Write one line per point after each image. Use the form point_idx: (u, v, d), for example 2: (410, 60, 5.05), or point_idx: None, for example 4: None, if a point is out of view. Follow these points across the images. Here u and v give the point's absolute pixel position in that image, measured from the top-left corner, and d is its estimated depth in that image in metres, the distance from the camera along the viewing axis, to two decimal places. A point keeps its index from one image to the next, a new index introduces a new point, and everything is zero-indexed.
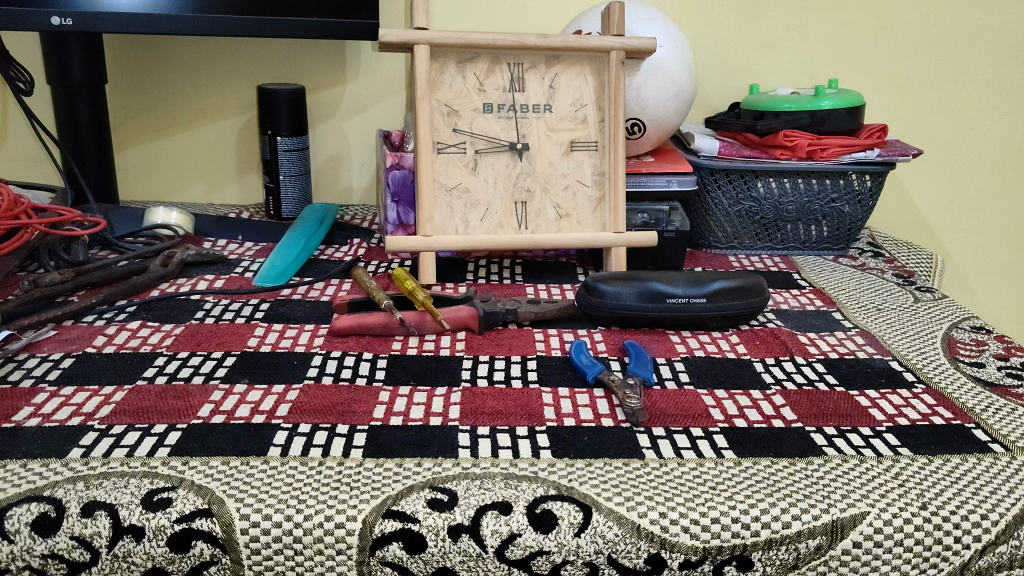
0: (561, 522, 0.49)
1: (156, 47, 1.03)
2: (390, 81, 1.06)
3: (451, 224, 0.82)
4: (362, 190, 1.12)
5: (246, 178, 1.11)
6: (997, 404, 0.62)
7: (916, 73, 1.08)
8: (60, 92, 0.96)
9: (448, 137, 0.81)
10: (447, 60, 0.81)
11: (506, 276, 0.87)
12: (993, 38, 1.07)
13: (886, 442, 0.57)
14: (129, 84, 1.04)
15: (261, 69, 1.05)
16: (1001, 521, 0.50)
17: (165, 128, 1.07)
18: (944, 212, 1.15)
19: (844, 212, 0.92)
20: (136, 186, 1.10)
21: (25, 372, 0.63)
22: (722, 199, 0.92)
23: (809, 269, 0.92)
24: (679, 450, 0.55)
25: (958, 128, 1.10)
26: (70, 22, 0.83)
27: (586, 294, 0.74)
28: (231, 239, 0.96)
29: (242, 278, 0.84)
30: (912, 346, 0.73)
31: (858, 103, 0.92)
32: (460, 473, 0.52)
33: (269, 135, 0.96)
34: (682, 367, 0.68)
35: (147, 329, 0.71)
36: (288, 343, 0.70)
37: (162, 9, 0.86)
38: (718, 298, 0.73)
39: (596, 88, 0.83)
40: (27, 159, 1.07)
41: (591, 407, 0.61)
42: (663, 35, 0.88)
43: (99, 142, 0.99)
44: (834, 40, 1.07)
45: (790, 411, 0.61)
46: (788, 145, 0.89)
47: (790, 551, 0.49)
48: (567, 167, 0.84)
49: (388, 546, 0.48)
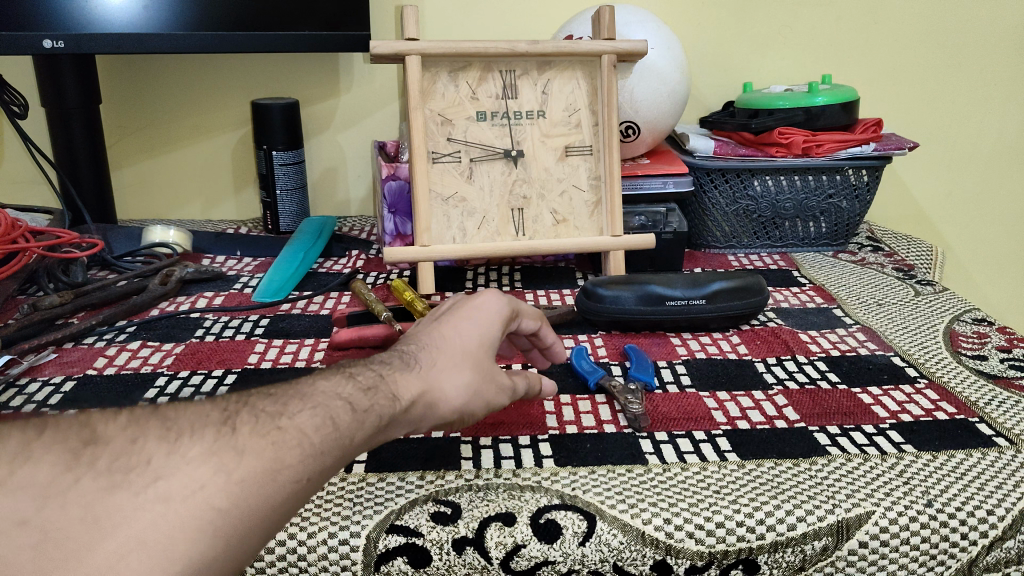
0: (565, 531, 0.49)
1: (150, 66, 1.03)
2: (383, 91, 1.06)
3: (448, 232, 0.82)
4: (359, 200, 1.13)
5: (243, 193, 1.11)
6: (1001, 398, 0.62)
7: (910, 65, 1.08)
8: (54, 113, 0.96)
9: (443, 146, 0.82)
10: (439, 69, 0.80)
11: (505, 283, 0.87)
12: (986, 29, 1.06)
13: (890, 439, 0.57)
14: (123, 104, 1.04)
15: (254, 85, 1.05)
16: (1008, 516, 0.50)
17: (159, 147, 1.07)
18: (943, 205, 1.15)
19: (842, 207, 0.92)
20: (134, 205, 1.10)
21: (27, 397, 0.63)
22: (719, 199, 0.92)
23: (808, 266, 0.92)
24: (681, 454, 0.55)
25: (955, 119, 1.10)
26: (61, 44, 0.84)
27: (586, 298, 0.74)
28: (229, 255, 0.96)
29: (241, 294, 0.84)
30: (914, 341, 0.72)
31: (853, 98, 0.91)
32: (462, 485, 0.52)
33: (264, 150, 0.96)
34: (683, 369, 0.68)
35: (147, 349, 0.71)
36: (289, 358, 0.70)
37: (153, 28, 0.86)
38: (717, 299, 0.73)
39: (589, 92, 0.83)
40: (24, 181, 1.07)
41: (593, 414, 0.61)
42: (654, 37, 0.88)
43: (95, 163, 0.99)
44: (826, 36, 1.06)
45: (792, 410, 0.61)
46: (783, 142, 0.88)
47: (796, 553, 0.49)
48: (563, 172, 0.84)
49: (393, 561, 0.48)
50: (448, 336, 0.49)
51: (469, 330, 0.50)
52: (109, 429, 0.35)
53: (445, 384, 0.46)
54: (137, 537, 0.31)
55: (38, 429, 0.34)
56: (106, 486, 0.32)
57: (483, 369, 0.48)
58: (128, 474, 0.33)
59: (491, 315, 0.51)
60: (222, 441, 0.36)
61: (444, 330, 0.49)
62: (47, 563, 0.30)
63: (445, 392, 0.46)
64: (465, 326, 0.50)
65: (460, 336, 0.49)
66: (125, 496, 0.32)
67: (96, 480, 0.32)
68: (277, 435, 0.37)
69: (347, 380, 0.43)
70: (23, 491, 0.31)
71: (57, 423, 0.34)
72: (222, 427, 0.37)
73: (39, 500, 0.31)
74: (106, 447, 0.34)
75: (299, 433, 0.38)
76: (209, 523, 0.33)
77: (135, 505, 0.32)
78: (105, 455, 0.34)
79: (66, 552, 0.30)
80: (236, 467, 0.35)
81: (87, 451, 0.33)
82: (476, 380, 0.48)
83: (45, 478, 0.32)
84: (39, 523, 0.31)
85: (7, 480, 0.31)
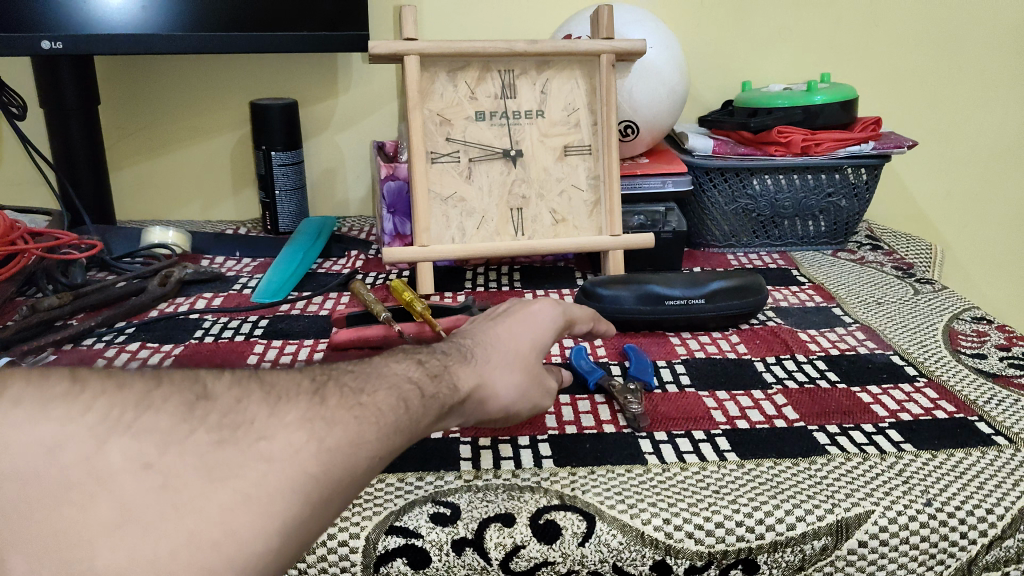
0: (564, 532, 0.49)
1: (148, 66, 1.03)
2: (381, 91, 1.06)
3: (447, 233, 0.82)
4: (359, 201, 1.13)
5: (242, 194, 1.11)
6: (1000, 396, 0.62)
7: (910, 63, 1.08)
8: (53, 114, 0.96)
9: (442, 146, 0.81)
10: (437, 69, 0.80)
11: (504, 283, 0.87)
12: (985, 27, 1.06)
13: (889, 438, 0.57)
14: (122, 105, 1.04)
15: (252, 85, 1.05)
16: (1007, 516, 0.50)
17: (158, 147, 1.07)
18: (943, 203, 1.15)
19: (842, 205, 0.92)
20: (133, 205, 1.10)
21: None
22: (718, 198, 0.92)
23: (807, 265, 0.92)
24: (681, 454, 0.55)
25: (954, 117, 1.10)
26: (60, 45, 0.84)
27: (585, 298, 0.74)
28: (229, 255, 0.96)
29: (241, 295, 0.84)
30: (913, 340, 0.72)
31: (852, 97, 0.91)
32: (462, 486, 0.52)
33: (262, 150, 0.96)
34: (682, 369, 0.68)
35: (147, 350, 0.71)
36: (288, 358, 0.70)
37: (151, 28, 0.86)
38: (716, 298, 0.73)
39: (587, 91, 0.83)
40: (23, 182, 1.07)
41: (593, 414, 0.61)
42: (653, 36, 0.88)
43: (94, 164, 0.99)
44: (825, 34, 1.06)
45: (791, 410, 0.61)
46: (782, 141, 0.88)
47: (796, 552, 0.49)
48: (562, 172, 0.84)
49: (392, 562, 0.48)
50: (504, 337, 0.51)
51: (522, 336, 0.52)
52: (217, 388, 0.37)
53: (498, 382, 0.48)
54: (243, 489, 0.34)
55: (156, 382, 0.36)
56: (216, 440, 0.35)
57: (530, 374, 0.50)
58: (235, 429, 0.35)
59: (543, 325, 0.53)
60: (315, 409, 0.38)
61: (499, 331, 0.51)
62: (168, 504, 0.32)
63: (497, 389, 0.48)
64: (519, 330, 0.52)
65: (515, 339, 0.51)
66: (234, 450, 0.35)
67: (209, 434, 0.35)
68: (361, 410, 0.39)
69: (416, 365, 0.45)
70: (149, 434, 0.34)
71: (170, 380, 0.37)
72: (316, 396, 0.39)
73: (159, 445, 0.34)
74: (215, 404, 0.36)
75: (380, 410, 0.39)
76: (301, 486, 0.35)
77: (243, 457, 0.34)
78: (216, 410, 0.36)
79: (183, 495, 0.33)
80: (328, 434, 0.37)
81: (200, 405, 0.36)
82: (524, 382, 0.49)
83: (164, 426, 0.34)
84: (160, 466, 0.33)
85: (134, 423, 0.34)
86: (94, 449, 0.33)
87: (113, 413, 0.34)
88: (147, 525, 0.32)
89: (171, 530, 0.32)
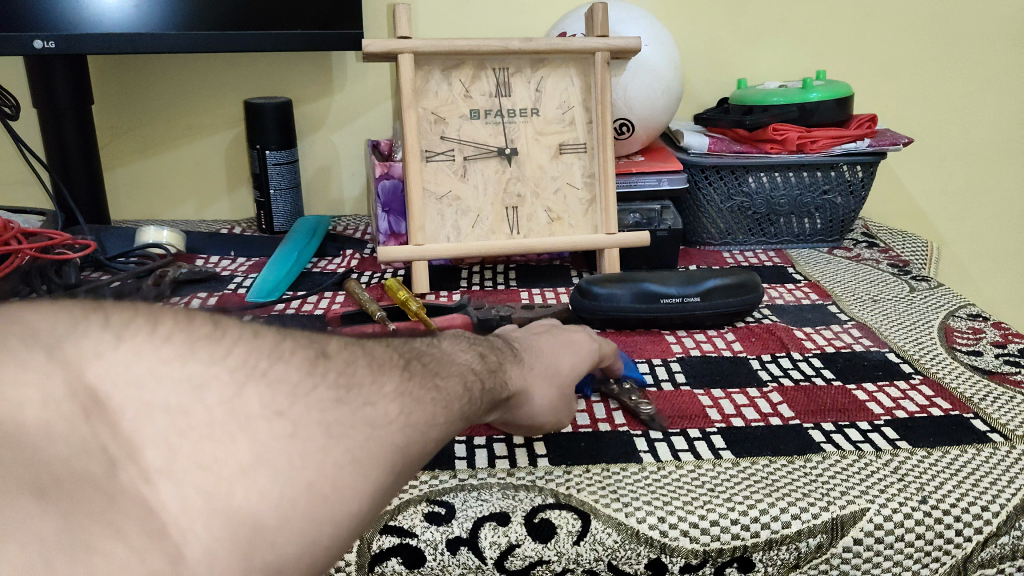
0: (560, 530, 0.48)
1: (141, 65, 1.02)
2: (376, 90, 1.06)
3: (442, 232, 0.82)
4: (353, 200, 1.12)
5: (237, 193, 1.10)
6: (995, 393, 0.62)
7: (906, 60, 1.08)
8: (47, 114, 0.95)
9: (436, 145, 0.81)
10: (432, 67, 0.80)
11: (500, 281, 0.87)
12: (981, 24, 1.06)
13: (885, 436, 0.57)
14: (115, 105, 1.04)
15: (247, 84, 1.05)
16: (1002, 513, 0.49)
17: (152, 147, 1.07)
18: (939, 200, 1.15)
19: (837, 203, 0.92)
20: (127, 205, 1.10)
21: None
22: (713, 195, 0.92)
23: (803, 262, 0.92)
24: (676, 453, 0.55)
25: (952, 113, 1.10)
26: (52, 45, 0.83)
27: (580, 296, 0.73)
28: (224, 255, 0.96)
29: (235, 294, 0.84)
30: (909, 337, 0.72)
31: (847, 94, 0.91)
32: (456, 485, 0.51)
33: (257, 149, 0.96)
34: (678, 368, 0.68)
35: None
36: None
37: (146, 28, 0.85)
38: (712, 296, 0.73)
39: (583, 89, 0.83)
40: (17, 183, 1.07)
41: (589, 412, 0.60)
42: (647, 34, 0.88)
43: (88, 163, 0.99)
44: (822, 31, 1.06)
45: (787, 407, 0.61)
46: (777, 139, 0.88)
47: (790, 550, 0.49)
48: (557, 170, 0.83)
49: (387, 562, 0.48)
50: (547, 354, 0.53)
51: (564, 355, 0.54)
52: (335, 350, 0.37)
53: (531, 399, 0.50)
54: (353, 449, 0.34)
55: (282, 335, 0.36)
56: (336, 398, 0.35)
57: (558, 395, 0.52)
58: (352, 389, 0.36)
59: (584, 349, 0.56)
60: (406, 384, 0.38)
61: (546, 347, 0.54)
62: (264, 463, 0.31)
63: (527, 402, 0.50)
64: (561, 351, 0.54)
65: (557, 359, 0.53)
66: (350, 410, 0.35)
67: (330, 391, 0.35)
68: (438, 392, 0.40)
69: (478, 357, 0.46)
70: (281, 382, 0.34)
71: (289, 333, 0.37)
72: (403, 372, 0.39)
73: (289, 396, 0.33)
74: (332, 361, 0.36)
75: (451, 396, 0.40)
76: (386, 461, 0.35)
77: (354, 419, 0.35)
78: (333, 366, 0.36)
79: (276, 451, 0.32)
80: (414, 411, 0.38)
81: (321, 361, 0.36)
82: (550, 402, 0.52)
83: (292, 377, 0.34)
84: (291, 416, 0.33)
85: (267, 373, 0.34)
86: (233, 392, 0.32)
87: (248, 359, 0.34)
88: (280, 474, 0.31)
89: (293, 484, 0.31)
